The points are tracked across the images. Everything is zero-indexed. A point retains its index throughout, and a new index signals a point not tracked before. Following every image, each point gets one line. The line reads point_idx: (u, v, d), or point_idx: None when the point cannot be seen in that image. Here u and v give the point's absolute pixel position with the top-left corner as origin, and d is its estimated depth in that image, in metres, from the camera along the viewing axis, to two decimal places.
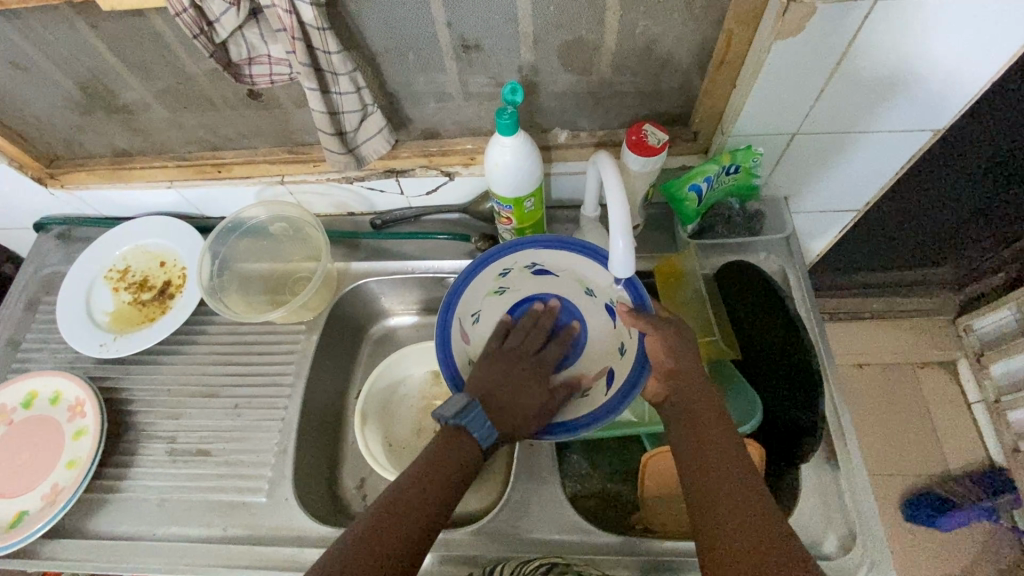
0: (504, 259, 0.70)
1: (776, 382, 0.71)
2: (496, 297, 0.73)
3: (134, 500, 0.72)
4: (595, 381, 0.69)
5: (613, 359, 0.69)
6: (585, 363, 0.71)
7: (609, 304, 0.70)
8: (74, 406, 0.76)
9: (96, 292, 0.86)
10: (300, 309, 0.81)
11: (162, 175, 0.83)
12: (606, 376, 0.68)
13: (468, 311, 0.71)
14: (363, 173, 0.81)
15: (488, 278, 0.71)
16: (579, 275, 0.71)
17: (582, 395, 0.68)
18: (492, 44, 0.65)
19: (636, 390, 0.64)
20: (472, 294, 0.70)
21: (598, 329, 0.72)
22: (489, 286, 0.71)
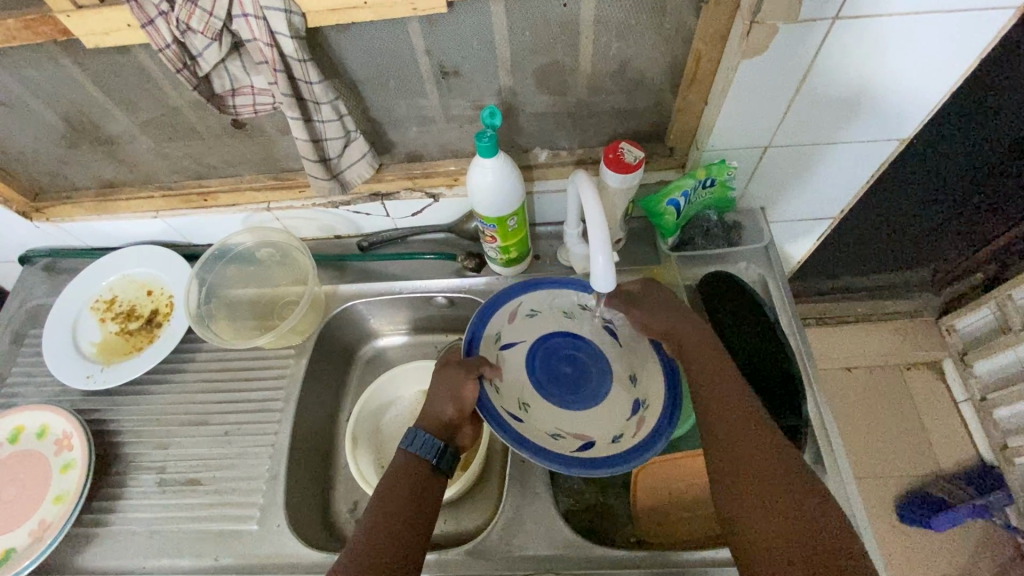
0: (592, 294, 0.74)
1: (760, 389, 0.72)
2: (556, 317, 0.76)
3: (122, 533, 0.71)
4: (573, 438, 0.68)
5: (599, 439, 0.68)
6: (577, 421, 0.70)
7: (638, 401, 0.70)
8: (61, 440, 0.76)
9: (82, 323, 0.86)
10: (288, 333, 0.81)
11: (149, 205, 0.84)
12: (583, 441, 0.67)
13: (529, 305, 0.76)
14: (348, 197, 0.82)
15: (562, 296, 0.75)
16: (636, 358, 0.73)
17: (553, 435, 0.68)
18: (471, 69, 0.67)
19: (610, 466, 0.63)
20: (542, 294, 0.76)
21: (615, 413, 0.70)
22: (562, 303, 0.76)
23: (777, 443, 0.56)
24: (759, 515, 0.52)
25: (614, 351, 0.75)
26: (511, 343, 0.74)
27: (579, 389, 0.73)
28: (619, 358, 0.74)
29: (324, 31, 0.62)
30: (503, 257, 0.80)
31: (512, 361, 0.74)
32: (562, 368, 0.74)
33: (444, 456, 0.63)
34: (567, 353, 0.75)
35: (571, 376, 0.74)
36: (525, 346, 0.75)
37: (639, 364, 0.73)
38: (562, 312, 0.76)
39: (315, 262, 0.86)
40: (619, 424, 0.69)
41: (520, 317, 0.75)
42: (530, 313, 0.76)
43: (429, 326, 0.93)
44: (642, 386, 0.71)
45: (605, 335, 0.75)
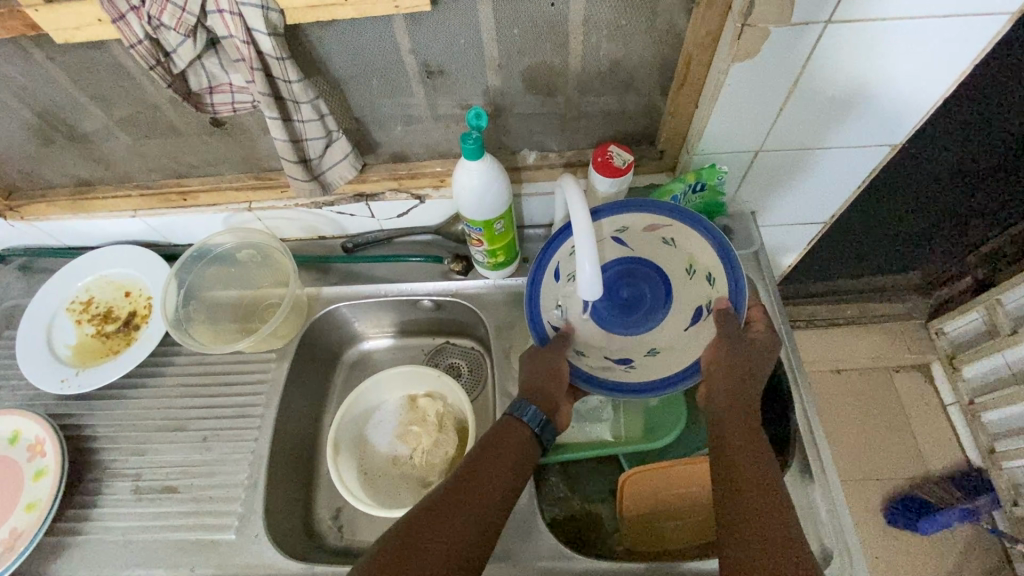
0: (724, 280, 0.67)
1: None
2: (679, 262, 0.71)
3: (96, 543, 0.69)
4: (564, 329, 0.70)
5: (576, 343, 0.70)
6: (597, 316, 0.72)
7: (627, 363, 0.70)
8: (34, 446, 0.73)
9: (57, 325, 0.84)
10: (270, 337, 0.79)
11: (126, 204, 0.82)
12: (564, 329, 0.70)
13: (671, 233, 0.70)
14: (331, 197, 0.80)
15: (690, 248, 0.70)
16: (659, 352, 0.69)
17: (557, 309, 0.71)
18: (457, 68, 0.66)
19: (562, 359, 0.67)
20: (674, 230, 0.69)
21: (617, 343, 0.71)
22: (694, 254, 0.70)
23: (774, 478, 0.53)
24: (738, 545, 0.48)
25: (676, 330, 0.70)
26: (627, 242, 0.72)
27: (628, 311, 0.72)
28: (660, 333, 0.71)
29: (304, 29, 0.60)
30: (490, 261, 0.78)
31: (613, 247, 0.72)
32: (626, 292, 0.72)
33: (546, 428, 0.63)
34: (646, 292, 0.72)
35: (633, 301, 0.72)
36: (635, 253, 0.73)
37: (667, 358, 0.69)
38: (688, 263, 0.71)
39: (296, 264, 0.84)
40: (606, 347, 0.71)
41: (658, 232, 0.70)
42: (669, 240, 0.70)
43: (415, 329, 0.92)
44: (640, 365, 0.69)
45: (688, 309, 0.70)
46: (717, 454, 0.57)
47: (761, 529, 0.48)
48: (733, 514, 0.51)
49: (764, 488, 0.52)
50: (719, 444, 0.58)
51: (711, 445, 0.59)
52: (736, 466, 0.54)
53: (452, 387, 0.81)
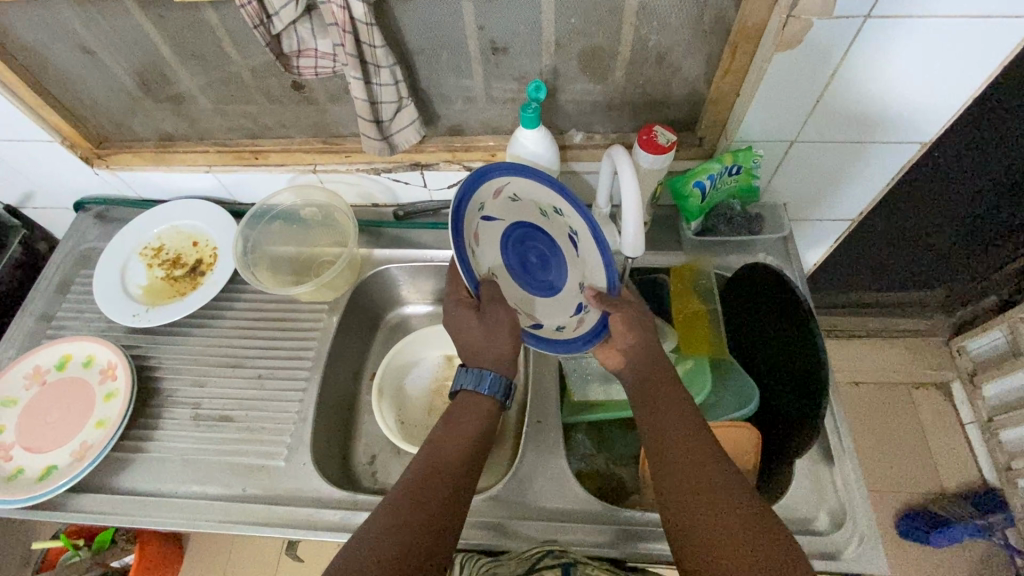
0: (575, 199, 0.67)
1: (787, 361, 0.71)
2: (532, 208, 0.68)
3: (157, 460, 0.76)
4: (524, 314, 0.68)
5: (549, 324, 0.69)
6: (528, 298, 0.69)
7: (581, 306, 0.69)
8: (106, 370, 0.80)
9: (131, 266, 0.91)
10: (324, 288, 0.85)
11: (202, 160, 0.89)
12: (533, 323, 0.68)
13: (515, 188, 0.67)
14: (390, 165, 0.87)
15: (542, 194, 0.67)
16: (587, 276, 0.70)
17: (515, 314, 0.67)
18: (519, 47, 0.72)
19: (566, 349, 0.66)
20: (530, 186, 0.67)
21: (557, 303, 0.69)
22: (541, 197, 0.68)
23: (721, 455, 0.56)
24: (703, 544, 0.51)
25: (573, 259, 0.70)
26: (490, 219, 0.66)
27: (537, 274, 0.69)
28: (572, 265, 0.70)
29: (388, 3, 0.67)
30: None
31: (486, 232, 0.66)
32: (528, 259, 0.69)
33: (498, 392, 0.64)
34: (539, 244, 0.69)
35: (536, 265, 0.69)
36: (505, 225, 0.67)
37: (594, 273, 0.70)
38: (538, 207, 0.69)
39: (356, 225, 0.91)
40: (562, 316, 0.69)
41: (504, 195, 0.66)
42: (513, 195, 0.67)
43: None
44: (591, 295, 0.70)
45: (567, 242, 0.70)
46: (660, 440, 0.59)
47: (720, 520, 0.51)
48: (684, 472, 0.55)
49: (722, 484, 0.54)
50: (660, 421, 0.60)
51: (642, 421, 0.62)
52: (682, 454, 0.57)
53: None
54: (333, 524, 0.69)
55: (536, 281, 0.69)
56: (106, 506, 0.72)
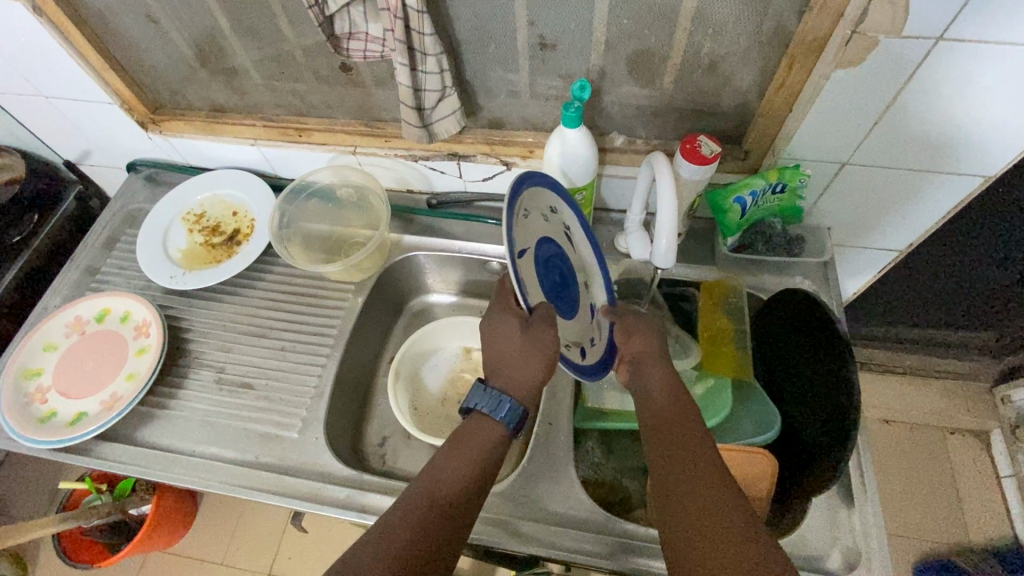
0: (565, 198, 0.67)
1: (817, 387, 0.67)
2: (541, 218, 0.62)
3: (179, 418, 0.78)
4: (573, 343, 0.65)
5: (586, 340, 0.67)
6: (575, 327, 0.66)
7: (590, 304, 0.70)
8: (141, 327, 0.84)
9: (173, 230, 0.95)
10: (353, 269, 0.87)
11: (249, 133, 0.91)
12: (581, 349, 0.66)
13: (525, 205, 0.60)
14: (428, 153, 0.87)
15: (543, 198, 0.63)
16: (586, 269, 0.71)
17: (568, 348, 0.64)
18: (567, 45, 0.71)
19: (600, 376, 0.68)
20: (536, 194, 0.62)
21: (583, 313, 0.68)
22: (542, 201, 0.63)
23: (721, 466, 0.55)
24: (705, 533, 0.49)
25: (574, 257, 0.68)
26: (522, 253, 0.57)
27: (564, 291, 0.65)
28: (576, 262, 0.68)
29: None
30: None
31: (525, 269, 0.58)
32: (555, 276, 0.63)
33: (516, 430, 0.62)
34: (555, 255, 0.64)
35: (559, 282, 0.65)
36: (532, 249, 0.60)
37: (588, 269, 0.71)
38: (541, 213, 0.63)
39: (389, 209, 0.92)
40: (587, 328, 0.68)
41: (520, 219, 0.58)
42: (523, 212, 0.59)
43: (478, 289, 0.98)
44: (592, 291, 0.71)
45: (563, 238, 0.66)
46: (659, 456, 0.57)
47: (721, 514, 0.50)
48: (680, 493, 0.53)
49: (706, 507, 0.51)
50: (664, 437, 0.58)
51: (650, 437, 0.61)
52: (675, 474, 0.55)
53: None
54: (337, 500, 0.70)
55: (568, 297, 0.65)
56: (127, 457, 0.75)
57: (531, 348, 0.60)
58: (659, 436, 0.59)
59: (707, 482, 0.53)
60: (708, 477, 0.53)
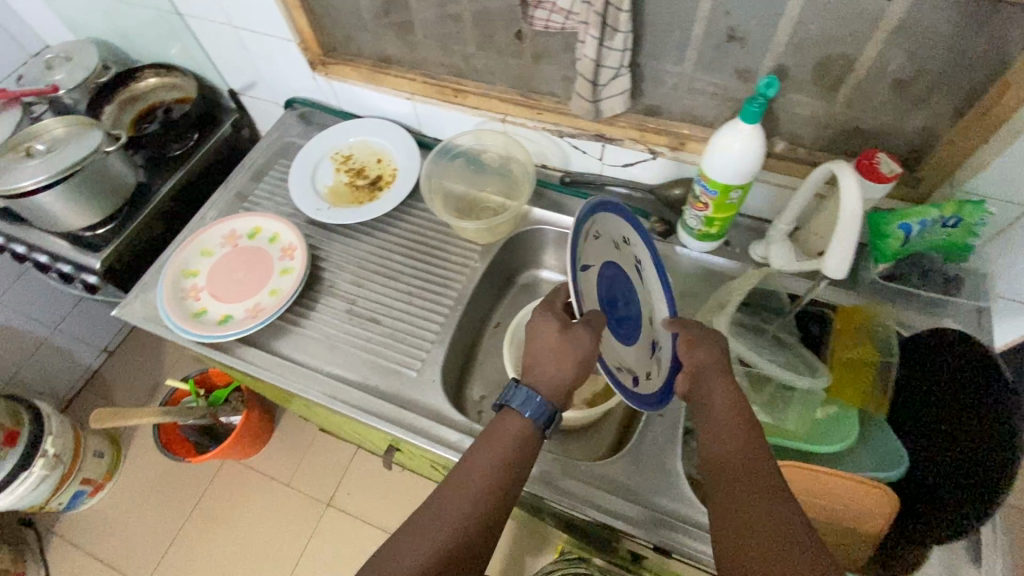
0: (631, 224, 0.73)
1: (962, 431, 0.64)
2: (608, 241, 0.70)
3: (311, 338, 0.84)
4: (625, 370, 0.65)
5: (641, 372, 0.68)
6: (631, 356, 0.68)
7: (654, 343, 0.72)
8: (287, 249, 0.91)
9: (322, 166, 1.02)
10: (486, 230, 0.90)
11: (408, 87, 0.96)
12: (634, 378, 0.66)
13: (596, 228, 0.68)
14: (576, 130, 0.88)
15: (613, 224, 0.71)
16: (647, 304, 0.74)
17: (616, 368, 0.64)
18: (756, 40, 0.70)
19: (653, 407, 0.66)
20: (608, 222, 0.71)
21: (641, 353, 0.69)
22: (609, 226, 0.70)
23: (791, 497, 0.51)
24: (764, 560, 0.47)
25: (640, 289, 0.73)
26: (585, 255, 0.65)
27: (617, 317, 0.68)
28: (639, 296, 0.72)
29: None
30: (702, 228, 0.81)
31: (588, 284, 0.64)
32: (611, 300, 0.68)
33: (545, 424, 0.60)
34: (617, 280, 0.69)
35: (618, 308, 0.69)
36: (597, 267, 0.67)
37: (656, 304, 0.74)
38: (613, 242, 0.71)
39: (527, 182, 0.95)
40: (647, 361, 0.70)
41: (591, 238, 0.67)
42: (596, 233, 0.68)
43: None
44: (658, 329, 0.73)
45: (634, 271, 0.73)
46: (719, 478, 0.55)
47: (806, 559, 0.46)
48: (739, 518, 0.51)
49: (771, 541, 0.48)
50: (726, 459, 0.56)
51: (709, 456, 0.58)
52: (739, 501, 0.52)
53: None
54: (449, 443, 0.73)
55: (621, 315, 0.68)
56: (265, 363, 0.82)
57: (571, 347, 0.60)
58: (720, 455, 0.57)
59: (776, 515, 0.50)
60: (774, 509, 0.50)
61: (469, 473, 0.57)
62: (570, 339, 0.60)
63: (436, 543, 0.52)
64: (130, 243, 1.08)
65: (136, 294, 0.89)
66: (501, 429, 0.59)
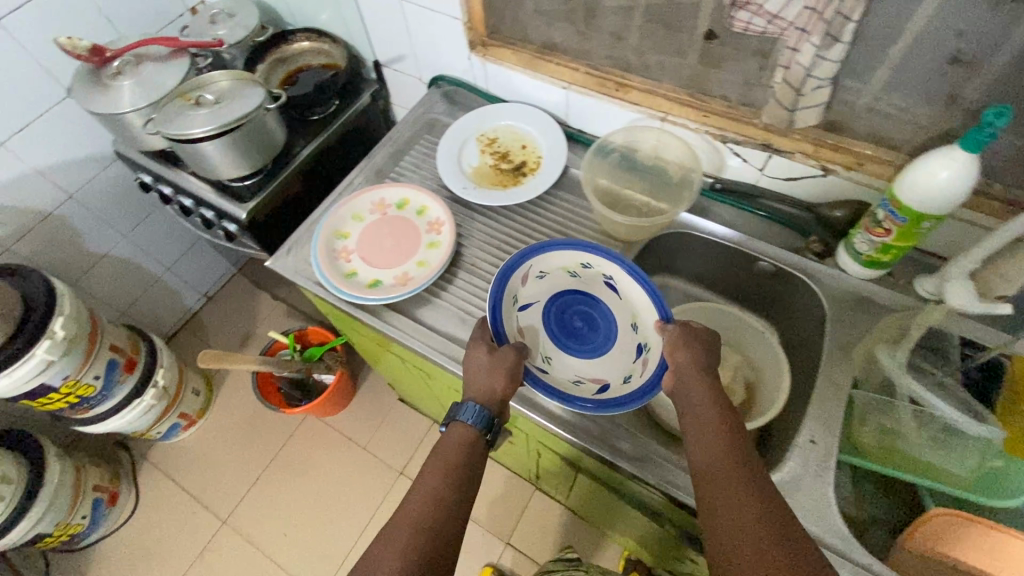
0: (590, 252, 0.86)
1: None
2: (565, 275, 0.87)
3: (455, 314, 0.86)
4: (590, 382, 0.80)
5: (614, 379, 0.81)
6: (596, 366, 0.82)
7: (642, 344, 0.82)
8: (434, 224, 0.93)
9: (467, 146, 1.03)
10: (632, 229, 0.89)
11: (568, 76, 0.95)
12: (601, 385, 0.80)
13: (540, 268, 0.86)
14: (742, 138, 0.86)
15: (571, 258, 0.86)
16: (636, 309, 0.83)
17: (576, 383, 0.80)
18: (983, 65, 0.65)
19: (629, 401, 0.75)
20: (556, 256, 0.86)
21: (619, 357, 0.83)
22: (566, 263, 0.87)
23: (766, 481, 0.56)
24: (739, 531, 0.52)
25: (614, 302, 0.86)
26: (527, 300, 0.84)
27: (586, 337, 0.84)
28: (620, 310, 0.85)
29: None
30: (871, 255, 0.79)
31: (529, 320, 0.84)
32: (578, 324, 0.85)
33: (489, 429, 0.70)
34: (580, 305, 0.86)
35: (584, 329, 0.85)
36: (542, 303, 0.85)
37: (641, 311, 0.83)
38: (568, 271, 0.87)
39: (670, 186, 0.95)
40: (625, 364, 0.81)
41: (532, 279, 0.85)
42: (541, 272, 0.86)
43: (728, 285, 0.97)
44: (644, 332, 0.82)
45: (607, 290, 0.86)
46: (698, 462, 0.60)
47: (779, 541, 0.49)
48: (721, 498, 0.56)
49: (746, 518, 0.53)
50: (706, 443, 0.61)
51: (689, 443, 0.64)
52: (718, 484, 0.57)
53: (753, 339, 0.90)
54: None
55: (599, 336, 0.84)
56: (412, 332, 0.84)
57: (495, 363, 0.74)
58: (700, 442, 0.62)
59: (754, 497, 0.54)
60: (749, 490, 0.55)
61: (427, 480, 0.65)
62: (495, 361, 0.73)
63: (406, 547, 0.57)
64: (272, 198, 1.13)
65: (289, 246, 0.92)
66: (452, 440, 0.69)
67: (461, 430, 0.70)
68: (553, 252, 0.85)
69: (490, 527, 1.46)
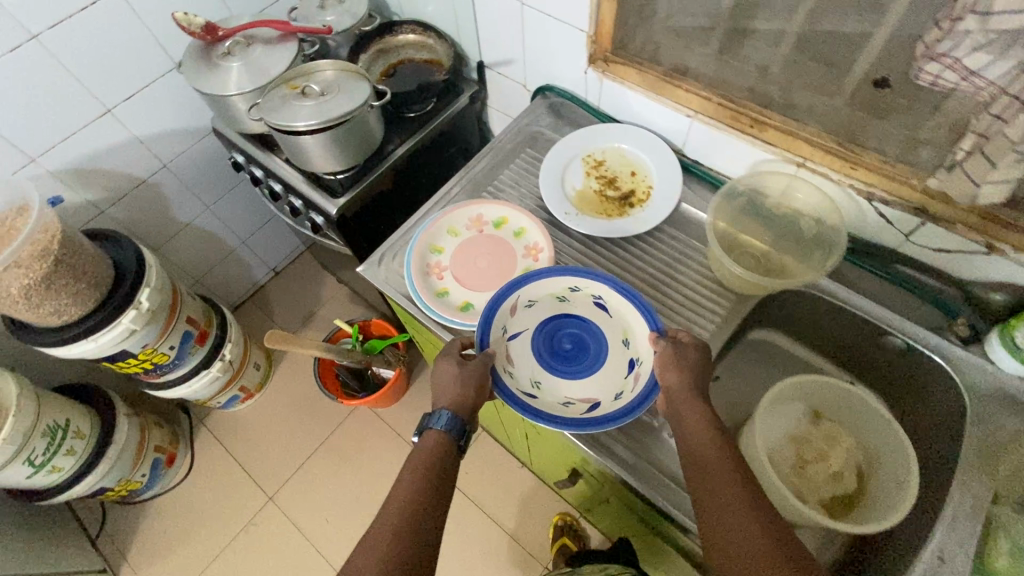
0: (579, 273, 0.82)
1: None
2: (551, 298, 0.84)
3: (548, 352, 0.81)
4: (578, 402, 0.77)
5: (606, 399, 0.77)
6: (585, 387, 0.79)
7: (634, 361, 0.79)
8: (531, 249, 0.88)
9: (572, 167, 0.97)
10: (751, 284, 0.81)
11: (696, 105, 0.87)
12: (590, 404, 0.76)
13: (528, 295, 0.83)
14: (894, 199, 0.75)
15: (559, 284, 0.83)
16: (625, 325, 0.81)
17: (564, 404, 0.77)
18: None
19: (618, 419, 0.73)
20: (542, 281, 0.83)
21: (611, 374, 0.79)
22: (555, 287, 0.83)
23: (762, 495, 0.60)
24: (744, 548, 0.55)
25: (606, 321, 0.82)
26: (514, 331, 0.81)
27: (576, 361, 0.81)
28: (606, 328, 0.82)
29: None
30: None
31: (520, 346, 0.81)
32: (566, 346, 0.82)
33: (460, 432, 0.72)
34: (567, 328, 0.83)
35: (573, 351, 0.81)
36: (530, 330, 0.82)
37: (631, 328, 0.80)
38: (555, 296, 0.84)
39: (818, 246, 0.84)
40: (616, 384, 0.78)
41: (520, 308, 0.82)
42: (529, 300, 0.83)
43: (840, 351, 0.90)
44: (636, 347, 0.79)
45: (598, 310, 0.83)
46: (695, 480, 0.63)
47: (774, 562, 0.53)
48: (719, 515, 0.59)
49: (750, 532, 0.56)
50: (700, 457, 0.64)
51: (682, 457, 0.66)
52: (716, 501, 0.60)
53: (867, 419, 0.80)
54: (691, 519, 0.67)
55: (589, 357, 0.81)
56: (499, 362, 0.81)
57: (465, 376, 0.73)
58: (693, 459, 0.64)
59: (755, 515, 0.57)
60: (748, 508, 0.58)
61: (401, 480, 0.67)
62: (466, 372, 0.73)
63: (381, 551, 0.59)
64: (362, 195, 1.11)
65: (380, 254, 0.90)
66: (428, 444, 0.71)
67: (437, 437, 0.71)
68: (540, 278, 0.82)
69: (529, 545, 1.45)
